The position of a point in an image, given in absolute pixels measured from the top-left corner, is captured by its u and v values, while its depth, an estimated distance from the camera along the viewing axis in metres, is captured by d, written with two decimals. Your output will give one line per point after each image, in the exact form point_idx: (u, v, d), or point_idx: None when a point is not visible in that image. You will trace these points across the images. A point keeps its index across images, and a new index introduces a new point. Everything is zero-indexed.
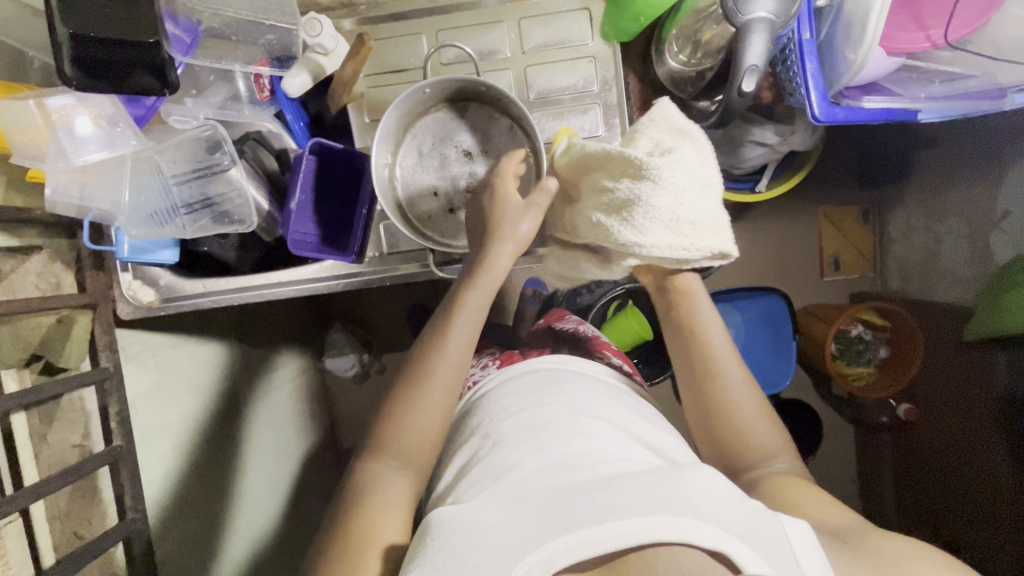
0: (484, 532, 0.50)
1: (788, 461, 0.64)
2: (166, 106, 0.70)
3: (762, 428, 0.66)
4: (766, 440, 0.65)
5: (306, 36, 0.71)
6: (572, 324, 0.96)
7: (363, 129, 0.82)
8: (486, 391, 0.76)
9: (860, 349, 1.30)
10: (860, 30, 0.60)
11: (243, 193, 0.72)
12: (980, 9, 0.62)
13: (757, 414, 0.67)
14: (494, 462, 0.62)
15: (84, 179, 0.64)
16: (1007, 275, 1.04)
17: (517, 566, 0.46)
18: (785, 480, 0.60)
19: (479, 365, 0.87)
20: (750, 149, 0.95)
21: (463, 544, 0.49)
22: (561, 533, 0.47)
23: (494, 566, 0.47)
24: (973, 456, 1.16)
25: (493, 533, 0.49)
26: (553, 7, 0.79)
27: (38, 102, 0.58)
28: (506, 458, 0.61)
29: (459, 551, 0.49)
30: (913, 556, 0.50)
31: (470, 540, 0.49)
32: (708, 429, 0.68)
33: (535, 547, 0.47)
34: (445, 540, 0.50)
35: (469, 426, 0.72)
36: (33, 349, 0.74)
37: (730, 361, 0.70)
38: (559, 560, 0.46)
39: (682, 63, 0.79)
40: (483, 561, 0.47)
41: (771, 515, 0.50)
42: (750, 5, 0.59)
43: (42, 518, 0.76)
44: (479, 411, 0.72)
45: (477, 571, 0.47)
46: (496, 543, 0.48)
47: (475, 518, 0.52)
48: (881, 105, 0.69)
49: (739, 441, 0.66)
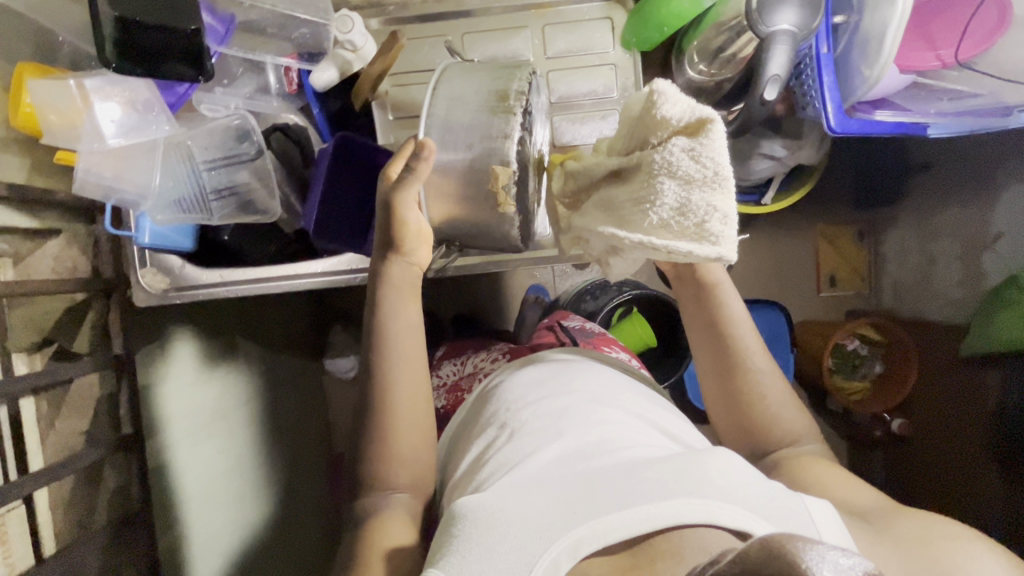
0: (508, 519, 0.50)
1: (813, 442, 0.67)
2: (197, 94, 0.70)
3: (787, 412, 0.68)
4: (793, 423, 0.68)
5: (338, 32, 0.73)
6: (578, 323, 0.99)
7: (386, 126, 0.83)
8: (501, 379, 0.76)
9: (855, 364, 1.32)
10: (877, 47, 0.62)
11: (269, 181, 0.73)
12: (992, 27, 0.66)
13: (783, 399, 0.69)
14: (513, 448, 0.62)
15: (116, 162, 0.65)
16: (1000, 293, 1.07)
17: (545, 552, 0.48)
18: (811, 462, 0.63)
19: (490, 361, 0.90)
20: (758, 162, 0.98)
21: (487, 530, 0.50)
22: (588, 519, 0.49)
23: (523, 554, 0.48)
24: (965, 471, 1.18)
25: (518, 519, 0.50)
26: (577, 15, 0.82)
27: (76, 82, 0.60)
28: (526, 445, 0.62)
29: (483, 538, 0.49)
30: (937, 533, 0.52)
31: (494, 526, 0.50)
32: (732, 415, 0.69)
33: (562, 533, 0.49)
34: (468, 528, 0.51)
35: (484, 414, 0.72)
36: (46, 332, 0.76)
37: (755, 349, 0.70)
38: (586, 547, 0.48)
39: (701, 73, 0.81)
40: (512, 548, 0.48)
41: (792, 494, 0.52)
42: (773, 19, 0.62)
43: (44, 505, 0.76)
44: (496, 398, 0.72)
45: (505, 559, 0.48)
46: (523, 530, 0.49)
47: (501, 504, 0.52)
48: (892, 118, 0.72)
49: (765, 426, 0.67)
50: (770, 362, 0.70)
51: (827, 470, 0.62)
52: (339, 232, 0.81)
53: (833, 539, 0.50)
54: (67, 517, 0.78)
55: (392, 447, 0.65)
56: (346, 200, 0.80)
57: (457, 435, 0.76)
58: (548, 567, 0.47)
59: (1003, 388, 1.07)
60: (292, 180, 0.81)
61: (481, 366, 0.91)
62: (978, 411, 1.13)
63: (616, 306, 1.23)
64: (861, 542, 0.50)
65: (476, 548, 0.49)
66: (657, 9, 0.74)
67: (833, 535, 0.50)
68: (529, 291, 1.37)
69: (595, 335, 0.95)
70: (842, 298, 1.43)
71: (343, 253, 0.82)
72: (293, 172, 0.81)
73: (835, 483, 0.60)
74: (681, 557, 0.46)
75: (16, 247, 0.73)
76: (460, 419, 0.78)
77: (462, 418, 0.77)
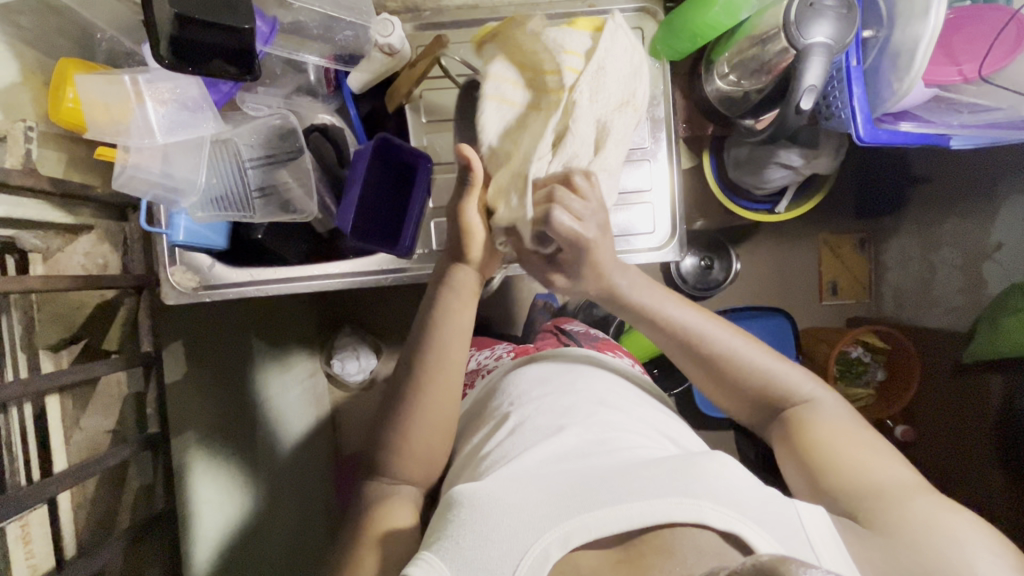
0: (503, 509, 0.51)
1: (819, 387, 0.68)
2: (242, 94, 0.73)
3: (771, 368, 0.68)
4: (787, 376, 0.68)
5: (379, 36, 0.74)
6: (581, 328, 1.00)
7: (420, 129, 0.85)
8: (504, 375, 0.78)
9: (858, 371, 1.28)
10: (908, 61, 0.66)
11: (309, 181, 0.75)
12: (1015, 41, 0.69)
13: (760, 355, 0.69)
14: (510, 444, 0.63)
15: (166, 157, 0.66)
16: (1004, 300, 1.10)
17: (535, 542, 0.48)
18: (822, 421, 0.64)
19: (494, 355, 0.91)
20: (774, 171, 1.01)
21: (481, 518, 0.50)
22: (579, 512, 0.49)
23: (514, 542, 0.48)
24: (971, 476, 1.20)
25: (513, 509, 0.50)
26: (608, 25, 0.84)
27: (132, 78, 0.62)
28: (525, 443, 0.62)
29: (477, 526, 0.50)
30: (957, 534, 0.51)
31: (488, 514, 0.51)
32: (722, 388, 0.70)
33: (553, 525, 0.49)
34: (463, 514, 0.52)
35: (490, 407, 0.74)
36: (74, 327, 0.76)
37: (703, 317, 0.71)
38: (576, 538, 0.48)
39: (729, 83, 0.85)
40: (503, 537, 0.49)
41: (786, 502, 0.52)
42: (810, 31, 0.65)
43: (67, 508, 0.73)
44: (502, 391, 0.74)
45: (497, 548, 0.48)
46: (516, 520, 0.50)
47: (497, 494, 0.53)
48: (916, 129, 0.74)
49: (758, 389, 0.68)
50: (725, 325, 0.71)
51: (840, 434, 0.62)
52: (373, 232, 0.82)
53: (832, 564, 0.48)
54: (89, 518, 0.76)
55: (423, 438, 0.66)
56: (377, 200, 0.82)
57: (467, 424, 0.77)
58: (537, 559, 0.48)
59: (1007, 392, 1.10)
60: (327, 179, 0.82)
61: (484, 364, 0.90)
62: (978, 418, 1.17)
63: None
64: (851, 550, 0.51)
65: (469, 534, 0.50)
66: (691, 21, 0.76)
67: (827, 546, 0.50)
68: (539, 297, 1.35)
69: (599, 340, 0.96)
70: (843, 307, 1.41)
71: (377, 253, 0.83)
72: (328, 172, 0.83)
73: (854, 453, 0.60)
74: (673, 554, 0.47)
75: (48, 242, 0.72)
76: (469, 407, 0.80)
77: (472, 405, 0.79)
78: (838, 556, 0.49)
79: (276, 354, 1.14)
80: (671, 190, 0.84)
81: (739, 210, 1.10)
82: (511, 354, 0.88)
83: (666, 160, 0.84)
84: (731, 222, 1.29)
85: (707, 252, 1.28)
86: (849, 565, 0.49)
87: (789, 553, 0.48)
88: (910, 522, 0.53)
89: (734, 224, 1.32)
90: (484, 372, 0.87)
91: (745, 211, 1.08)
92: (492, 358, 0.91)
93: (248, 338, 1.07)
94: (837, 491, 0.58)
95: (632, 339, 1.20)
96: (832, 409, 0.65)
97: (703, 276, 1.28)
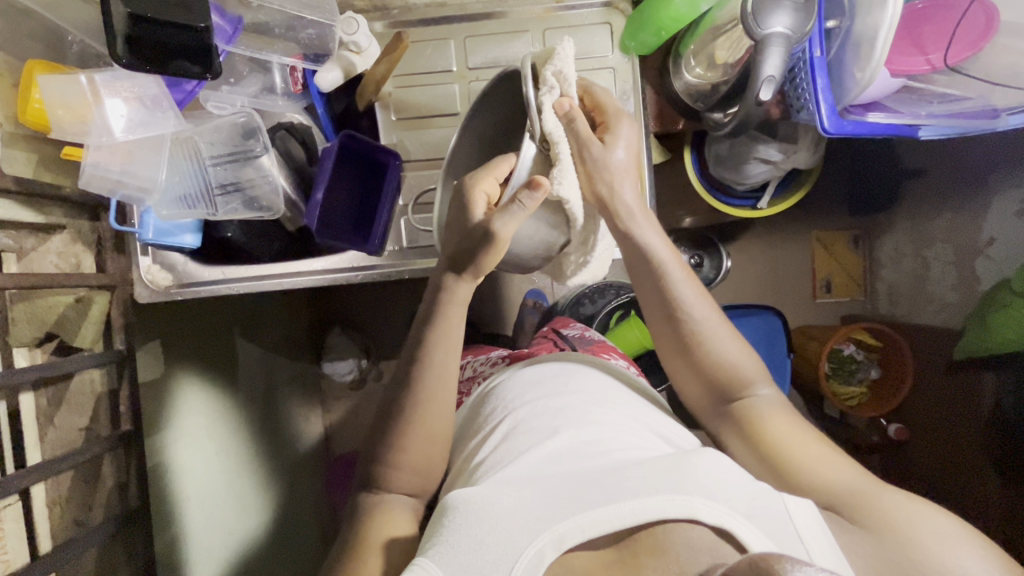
0: (496, 513, 0.51)
1: (772, 389, 0.66)
2: (205, 92, 0.75)
3: (737, 357, 0.66)
4: (749, 369, 0.66)
5: (343, 34, 0.75)
6: (577, 331, 0.96)
7: (390, 127, 0.85)
8: (498, 381, 0.76)
9: (852, 369, 1.24)
10: (869, 50, 0.67)
11: (274, 180, 0.77)
12: (979, 34, 0.69)
13: (728, 342, 0.67)
14: (505, 449, 0.62)
15: (126, 158, 0.68)
16: (993, 297, 1.05)
17: (529, 546, 0.49)
18: (771, 415, 0.63)
19: (487, 360, 0.88)
20: (755, 166, 1.00)
21: (477, 522, 0.51)
22: (571, 514, 0.50)
23: (508, 545, 0.49)
24: (961, 476, 1.16)
25: (509, 513, 0.51)
26: (577, 20, 0.83)
27: (88, 78, 0.64)
28: (521, 444, 0.61)
29: (473, 530, 0.50)
30: (951, 536, 0.50)
31: (483, 520, 0.51)
32: (683, 367, 0.68)
33: (547, 527, 0.49)
34: (457, 520, 0.51)
35: (482, 414, 0.72)
36: (48, 327, 0.74)
37: (692, 295, 0.68)
38: (571, 539, 0.48)
39: (699, 77, 0.85)
40: (498, 540, 0.49)
41: (774, 494, 0.52)
42: (768, 22, 0.66)
43: (45, 505, 0.72)
44: (493, 398, 0.72)
45: (492, 551, 0.49)
46: (512, 524, 0.50)
47: (491, 499, 0.52)
48: (885, 120, 0.75)
49: (721, 378, 0.66)
50: (706, 304, 0.68)
51: (790, 425, 0.62)
52: (344, 229, 0.82)
53: (824, 563, 0.48)
54: (65, 514, 0.75)
55: (385, 436, 0.65)
56: (348, 194, 0.83)
57: (462, 427, 0.76)
58: (532, 559, 0.48)
59: (998, 390, 1.07)
60: (296, 177, 0.84)
61: (479, 371, 0.86)
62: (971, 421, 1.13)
63: (615, 310, 1.22)
64: (842, 543, 0.50)
65: (464, 539, 0.50)
66: (656, 13, 0.77)
67: (823, 549, 0.49)
68: (528, 296, 1.32)
69: (594, 343, 0.91)
70: (838, 305, 1.38)
71: (348, 251, 0.82)
72: (298, 171, 0.84)
73: (815, 450, 0.60)
74: (665, 553, 0.47)
75: (21, 242, 0.72)
76: (464, 415, 0.77)
77: (463, 417, 0.76)
78: (833, 554, 0.48)
79: (264, 354, 1.14)
80: (642, 186, 0.83)
81: (724, 207, 1.09)
82: (505, 359, 0.85)
83: (641, 157, 0.83)
84: (717, 219, 1.27)
85: (697, 250, 1.27)
86: (841, 561, 0.48)
87: (780, 549, 0.48)
88: (894, 517, 0.52)
89: (720, 222, 1.30)
90: (478, 379, 0.84)
91: (724, 206, 1.07)
92: (484, 362, 0.89)
93: (233, 338, 1.08)
94: (808, 484, 0.57)
95: (619, 336, 1.17)
96: (777, 406, 0.65)
97: (693, 275, 1.26)
